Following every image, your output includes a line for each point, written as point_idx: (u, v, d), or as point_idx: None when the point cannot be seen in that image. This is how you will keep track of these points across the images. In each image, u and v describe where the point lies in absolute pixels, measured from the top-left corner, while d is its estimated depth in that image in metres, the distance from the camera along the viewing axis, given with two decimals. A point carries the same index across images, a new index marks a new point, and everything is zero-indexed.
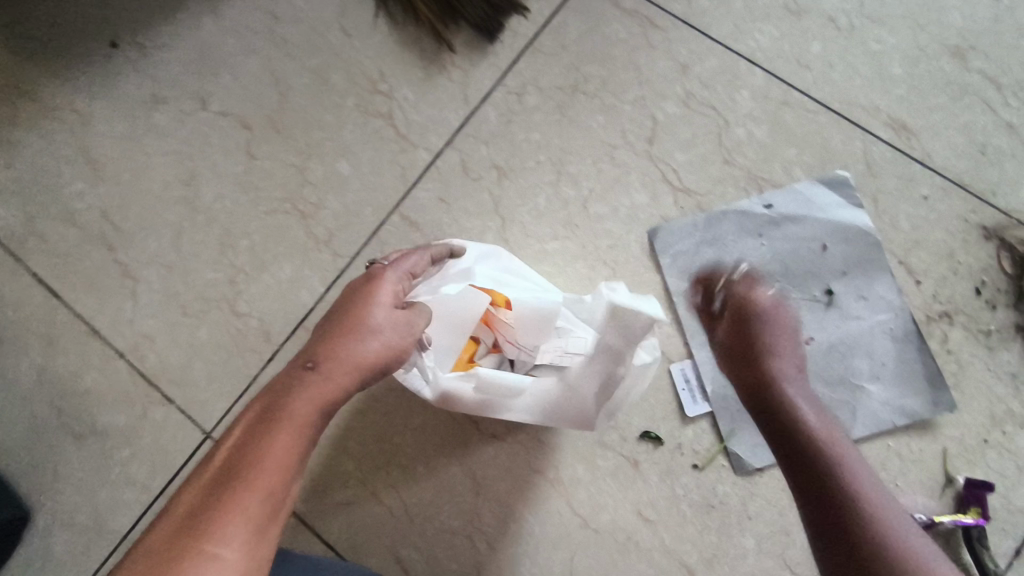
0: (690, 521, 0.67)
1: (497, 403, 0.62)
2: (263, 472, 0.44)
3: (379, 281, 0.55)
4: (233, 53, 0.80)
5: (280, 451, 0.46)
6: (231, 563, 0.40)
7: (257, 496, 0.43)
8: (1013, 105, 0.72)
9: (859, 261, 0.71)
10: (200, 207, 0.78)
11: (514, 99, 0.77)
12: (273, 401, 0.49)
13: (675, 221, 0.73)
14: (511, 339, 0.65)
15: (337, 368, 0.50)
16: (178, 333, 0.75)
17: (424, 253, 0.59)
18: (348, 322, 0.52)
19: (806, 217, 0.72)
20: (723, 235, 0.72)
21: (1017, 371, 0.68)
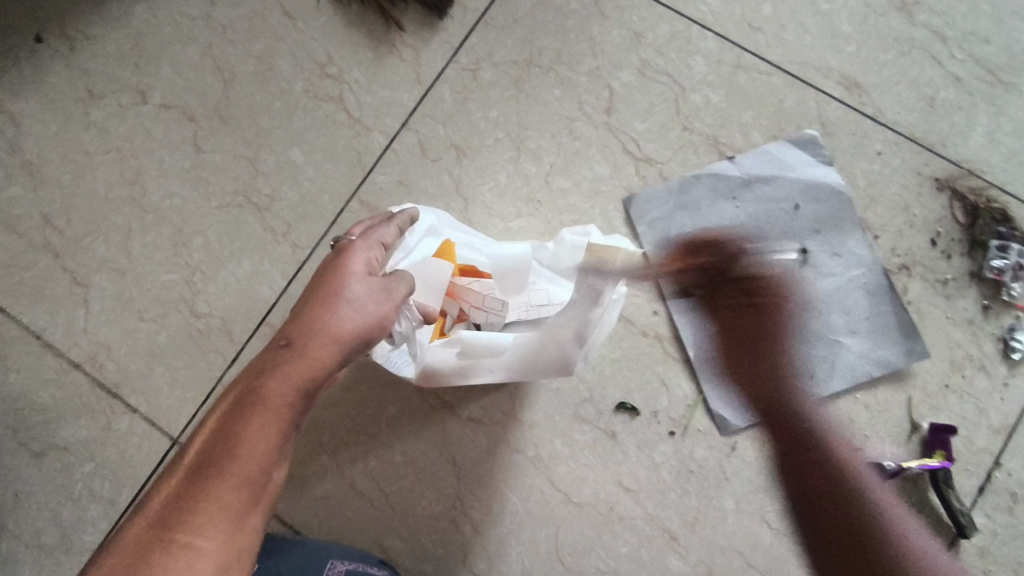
0: (671, 487, 0.68)
1: (477, 366, 0.60)
2: (241, 458, 0.43)
3: (348, 254, 0.52)
4: (171, 43, 0.77)
5: (261, 434, 0.45)
6: (210, 554, 0.40)
7: (236, 485, 0.42)
8: (958, 57, 0.73)
9: (831, 218, 0.71)
10: (149, 206, 0.74)
11: (468, 76, 0.75)
12: (247, 382, 0.47)
13: (650, 190, 0.72)
14: (477, 303, 0.63)
15: (313, 345, 0.48)
16: (136, 339, 0.72)
17: (392, 222, 0.55)
18: (322, 295, 0.50)
19: (777, 176, 0.72)
20: (696, 200, 0.72)
21: (974, 317, 0.70)
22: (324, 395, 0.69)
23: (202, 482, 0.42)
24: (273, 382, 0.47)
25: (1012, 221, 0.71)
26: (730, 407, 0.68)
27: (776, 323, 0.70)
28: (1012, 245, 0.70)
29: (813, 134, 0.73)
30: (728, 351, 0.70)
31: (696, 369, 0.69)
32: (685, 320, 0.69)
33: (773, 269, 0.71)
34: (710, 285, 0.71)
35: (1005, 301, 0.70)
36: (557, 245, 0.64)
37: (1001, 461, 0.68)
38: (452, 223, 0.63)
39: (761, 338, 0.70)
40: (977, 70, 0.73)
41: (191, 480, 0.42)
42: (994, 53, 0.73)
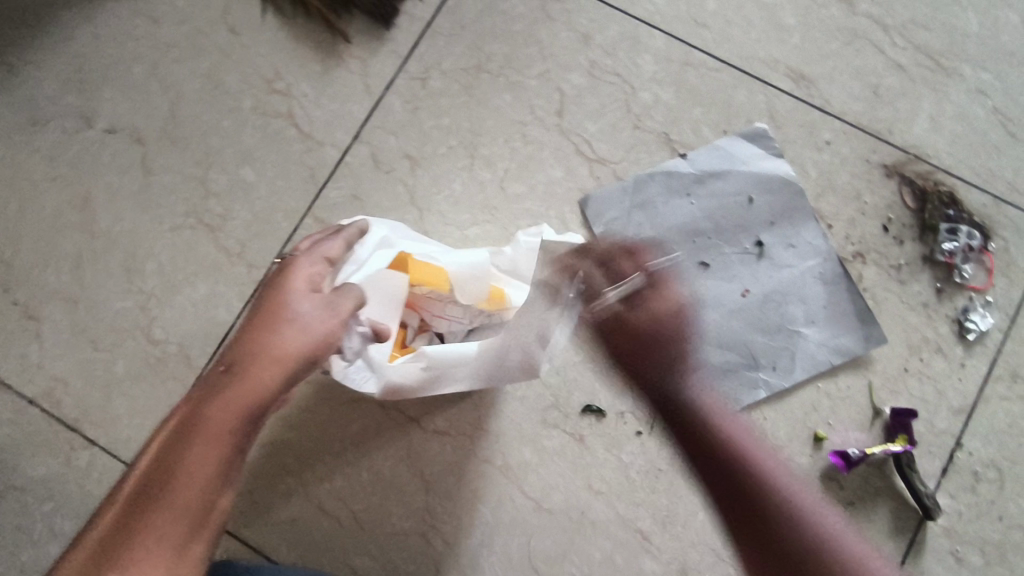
0: (640, 487, 0.68)
1: (445, 377, 0.60)
2: (184, 484, 0.46)
3: (291, 272, 0.53)
4: (114, 65, 0.75)
5: (204, 460, 0.47)
6: None
7: (177, 511, 0.45)
8: (900, 45, 0.75)
9: (785, 209, 0.72)
10: (99, 233, 0.73)
11: (418, 85, 0.75)
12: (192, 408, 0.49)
13: (605, 191, 0.72)
14: (438, 312, 0.65)
15: (255, 368, 0.50)
16: (92, 370, 0.70)
17: (337, 237, 0.56)
18: (266, 316, 0.51)
19: (730, 170, 0.72)
20: (651, 198, 0.72)
21: (928, 300, 0.71)
22: (288, 417, 0.68)
23: (144, 508, 0.45)
24: (214, 408, 0.49)
25: (959, 204, 0.72)
26: None
27: (737, 317, 0.70)
28: (961, 227, 0.71)
29: (763, 127, 0.73)
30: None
31: None
32: None
33: (732, 262, 0.71)
34: None
35: (957, 283, 0.71)
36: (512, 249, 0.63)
37: (962, 441, 0.69)
38: (407, 234, 0.63)
39: (723, 332, 0.70)
40: (919, 57, 0.74)
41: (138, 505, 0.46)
42: (934, 40, 0.75)
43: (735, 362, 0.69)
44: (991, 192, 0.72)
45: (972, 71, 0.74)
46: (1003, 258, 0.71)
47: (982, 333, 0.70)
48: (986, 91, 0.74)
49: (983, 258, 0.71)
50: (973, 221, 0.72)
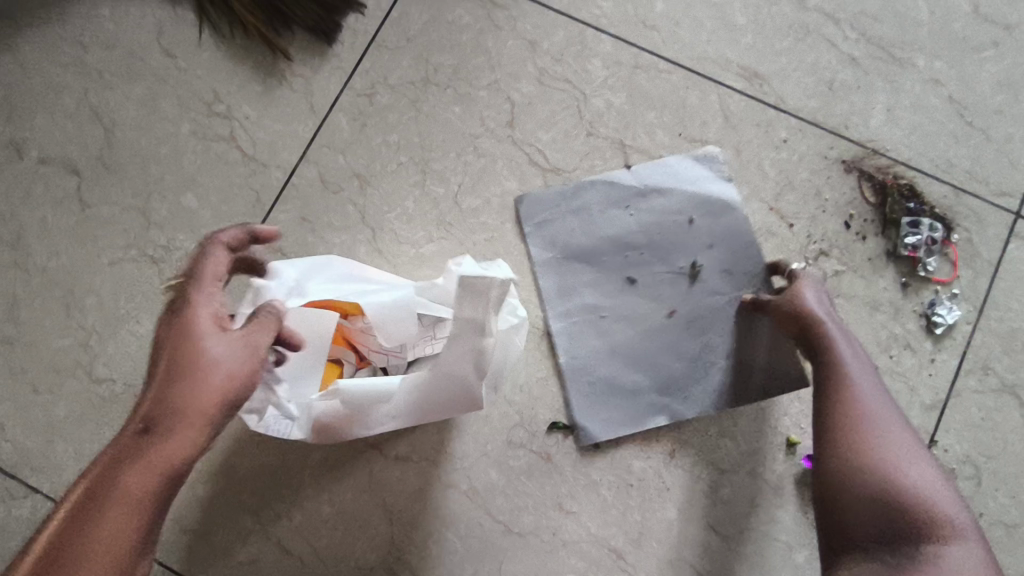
0: (612, 504, 0.66)
1: (374, 413, 0.56)
2: (95, 568, 0.40)
3: (191, 308, 0.48)
4: (44, 95, 0.72)
5: (113, 543, 0.41)
6: None
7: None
8: (852, 38, 0.74)
9: (720, 231, 0.70)
10: (34, 270, 0.70)
11: (364, 101, 0.72)
12: (100, 479, 0.43)
13: (546, 196, 0.71)
14: (375, 347, 0.61)
15: (177, 424, 0.45)
16: (32, 415, 0.67)
17: (217, 248, 0.50)
18: (177, 365, 0.46)
19: (668, 189, 0.71)
20: (587, 205, 0.70)
21: (894, 296, 0.70)
22: (241, 452, 0.65)
23: None
24: (128, 477, 0.42)
25: (920, 197, 0.71)
26: (595, 419, 0.67)
27: (652, 335, 0.68)
28: (923, 220, 0.70)
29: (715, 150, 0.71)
30: (598, 360, 0.68)
31: (565, 375, 0.67)
32: (561, 327, 0.68)
33: (654, 278, 0.69)
34: (591, 291, 0.69)
35: (922, 277, 0.70)
36: (442, 281, 0.58)
37: (936, 438, 0.68)
38: (322, 270, 0.58)
39: (637, 349, 0.68)
40: (871, 49, 0.73)
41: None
42: (885, 32, 0.74)
43: (642, 381, 0.67)
44: (951, 183, 0.71)
45: (925, 62, 0.73)
46: (967, 249, 0.70)
47: (950, 326, 0.69)
48: (940, 81, 0.73)
49: (947, 251, 0.70)
50: (934, 213, 0.71)
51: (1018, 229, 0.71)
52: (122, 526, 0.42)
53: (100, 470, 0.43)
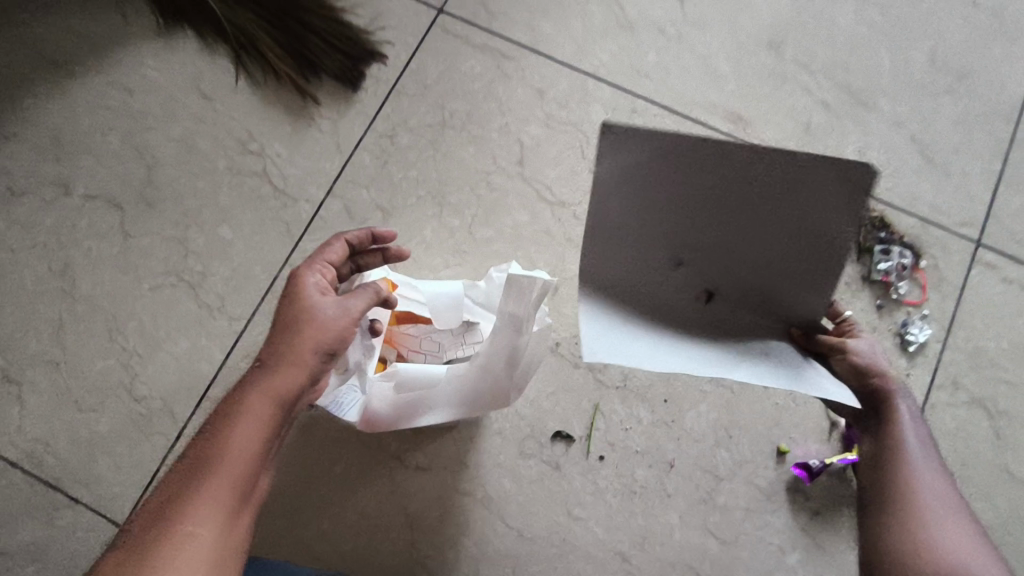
0: (617, 510, 0.71)
1: (419, 402, 0.61)
2: (224, 463, 0.47)
3: (299, 278, 0.54)
4: (90, 135, 0.79)
5: (232, 459, 0.47)
6: (203, 543, 0.44)
7: (204, 513, 0.45)
8: (824, 86, 0.82)
9: (806, 263, 0.50)
10: (79, 295, 0.75)
11: (386, 141, 0.80)
12: (228, 404, 0.50)
13: (654, 129, 0.44)
14: (414, 348, 0.66)
15: (285, 359, 0.51)
16: (76, 430, 0.72)
17: (338, 240, 0.59)
18: (288, 319, 0.52)
19: (798, 180, 0.46)
20: (688, 166, 0.46)
21: (871, 317, 0.77)
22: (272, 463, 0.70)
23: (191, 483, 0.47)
24: (252, 398, 0.49)
25: (890, 227, 0.79)
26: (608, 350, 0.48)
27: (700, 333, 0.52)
28: (893, 248, 0.78)
29: (874, 170, 0.45)
30: (634, 349, 0.47)
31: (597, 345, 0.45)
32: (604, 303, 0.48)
33: (697, 274, 0.52)
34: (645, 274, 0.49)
35: (895, 299, 0.77)
36: (484, 285, 0.65)
37: None
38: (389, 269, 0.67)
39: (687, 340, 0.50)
40: (842, 96, 0.82)
41: (172, 499, 0.46)
42: (854, 81, 0.82)
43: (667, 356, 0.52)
44: (918, 214, 0.79)
45: (890, 107, 0.82)
46: (934, 274, 0.78)
47: (922, 343, 0.76)
48: (905, 124, 0.82)
49: (916, 275, 0.78)
50: (904, 242, 0.78)
51: (979, 255, 0.78)
52: (242, 444, 0.48)
53: (230, 394, 0.51)
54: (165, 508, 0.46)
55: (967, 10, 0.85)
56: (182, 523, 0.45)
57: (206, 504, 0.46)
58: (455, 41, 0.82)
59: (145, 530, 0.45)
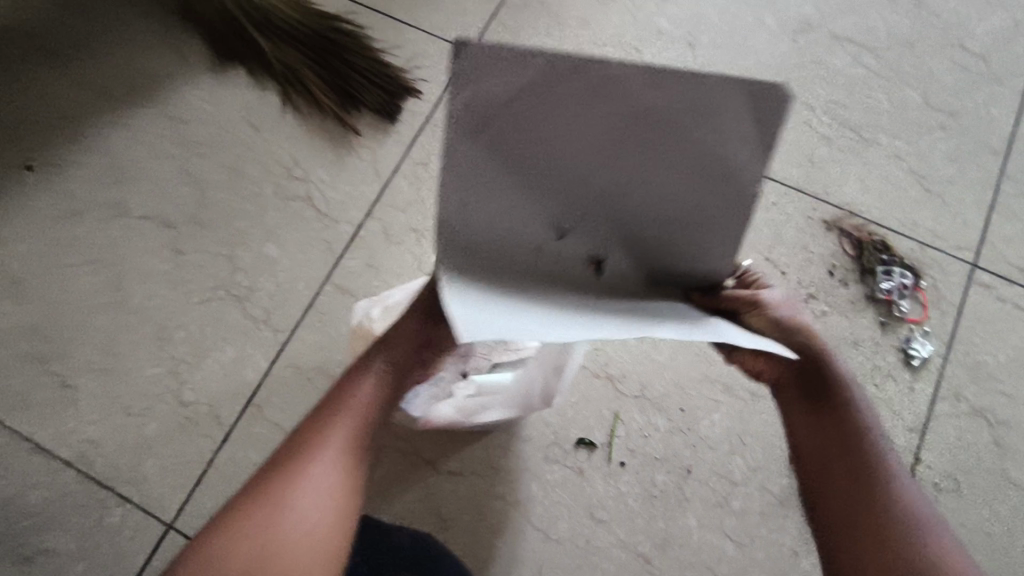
0: (638, 513, 0.74)
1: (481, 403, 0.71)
2: (346, 415, 0.56)
3: None
4: (149, 161, 0.86)
5: (355, 417, 0.56)
6: (324, 470, 0.53)
7: (330, 454, 0.54)
8: (825, 121, 0.89)
9: (716, 214, 0.38)
10: (134, 307, 0.81)
11: (421, 168, 0.86)
12: (353, 372, 0.59)
13: (512, 49, 0.29)
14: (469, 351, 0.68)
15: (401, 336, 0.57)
16: (126, 432, 0.77)
17: None
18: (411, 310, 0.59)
19: (708, 109, 0.33)
20: (560, 94, 0.32)
21: (875, 333, 0.81)
22: None
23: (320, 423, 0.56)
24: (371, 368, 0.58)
25: (891, 249, 0.84)
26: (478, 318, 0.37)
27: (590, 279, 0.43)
28: (894, 268, 0.83)
29: (788, 96, 0.32)
30: (523, 322, 0.36)
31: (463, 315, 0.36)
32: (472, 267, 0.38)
33: (586, 236, 0.41)
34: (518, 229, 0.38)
35: (898, 317, 0.82)
36: None
37: (919, 455, 0.78)
38: None
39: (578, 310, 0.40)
40: (842, 130, 0.89)
41: (306, 435, 0.56)
42: (852, 117, 0.89)
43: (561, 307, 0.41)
44: (916, 238, 0.85)
45: (887, 140, 0.89)
46: (934, 293, 0.83)
47: (924, 358, 0.80)
48: (900, 155, 0.88)
49: (917, 294, 0.83)
50: (904, 263, 0.84)
51: (975, 276, 0.83)
52: (362, 406, 0.56)
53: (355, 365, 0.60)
54: (300, 446, 0.55)
55: (955, 54, 0.92)
56: (314, 459, 0.54)
57: (334, 447, 0.54)
58: None
59: (283, 462, 0.54)
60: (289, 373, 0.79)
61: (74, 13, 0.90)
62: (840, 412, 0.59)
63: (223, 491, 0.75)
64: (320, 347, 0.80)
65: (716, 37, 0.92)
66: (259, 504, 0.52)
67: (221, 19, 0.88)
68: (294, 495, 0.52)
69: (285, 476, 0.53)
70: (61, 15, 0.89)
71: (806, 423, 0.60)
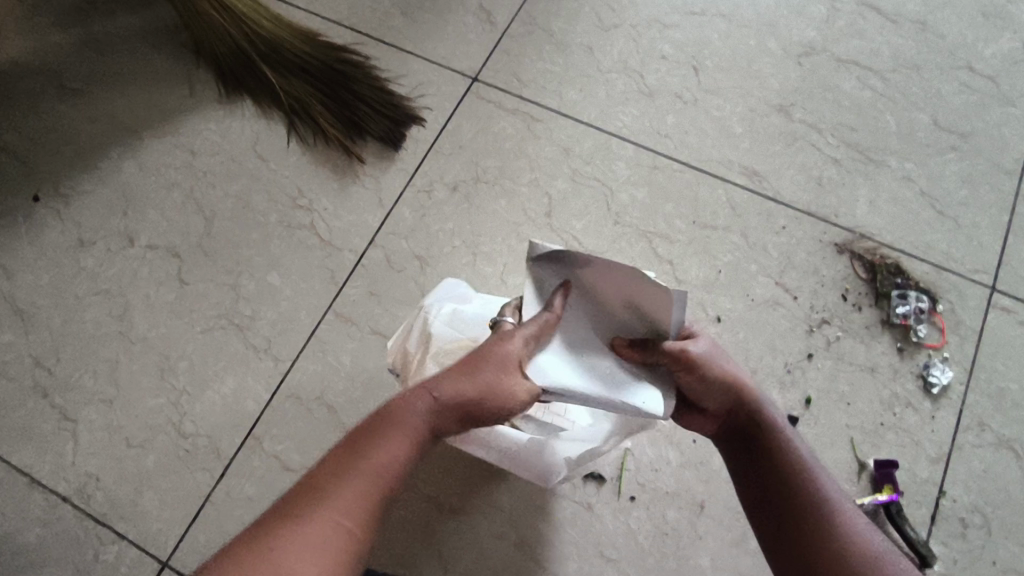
0: (649, 551, 0.71)
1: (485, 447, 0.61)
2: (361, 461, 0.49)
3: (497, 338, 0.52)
4: (155, 191, 0.86)
5: (383, 471, 0.49)
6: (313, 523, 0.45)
7: (344, 518, 0.46)
8: (833, 144, 0.88)
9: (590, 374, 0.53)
10: (136, 337, 0.80)
11: (424, 196, 0.86)
12: (384, 414, 0.51)
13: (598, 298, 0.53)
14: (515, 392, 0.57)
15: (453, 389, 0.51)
16: (125, 466, 0.75)
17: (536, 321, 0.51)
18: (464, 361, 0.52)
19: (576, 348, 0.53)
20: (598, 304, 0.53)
21: (892, 360, 0.79)
22: None
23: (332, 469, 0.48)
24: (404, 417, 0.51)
25: (906, 273, 0.82)
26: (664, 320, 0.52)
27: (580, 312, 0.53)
28: (910, 293, 0.81)
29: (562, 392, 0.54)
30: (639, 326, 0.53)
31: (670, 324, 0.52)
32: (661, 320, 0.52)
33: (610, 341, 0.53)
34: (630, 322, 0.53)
35: (916, 342, 0.79)
36: None
37: (944, 489, 0.74)
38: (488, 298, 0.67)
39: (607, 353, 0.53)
40: (851, 152, 0.88)
41: (318, 479, 0.48)
42: (860, 140, 0.88)
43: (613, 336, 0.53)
44: (932, 261, 0.83)
45: (898, 162, 0.87)
46: (952, 317, 0.80)
47: (945, 385, 0.78)
48: (912, 177, 0.86)
49: (935, 319, 0.80)
50: (920, 287, 0.81)
51: (995, 300, 0.81)
52: (394, 459, 0.49)
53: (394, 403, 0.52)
54: (311, 495, 0.47)
55: (964, 75, 0.91)
56: (328, 519, 0.46)
57: (350, 510, 0.46)
58: (488, 106, 0.90)
59: (289, 512, 0.46)
60: (290, 405, 0.77)
61: (86, 46, 0.91)
62: (763, 437, 0.56)
63: (221, 527, 0.73)
64: (322, 378, 0.78)
65: (721, 61, 0.92)
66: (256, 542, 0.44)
67: (228, 49, 0.88)
68: (291, 558, 0.43)
69: (289, 530, 0.45)
70: (74, 50, 0.91)
71: (739, 473, 0.57)
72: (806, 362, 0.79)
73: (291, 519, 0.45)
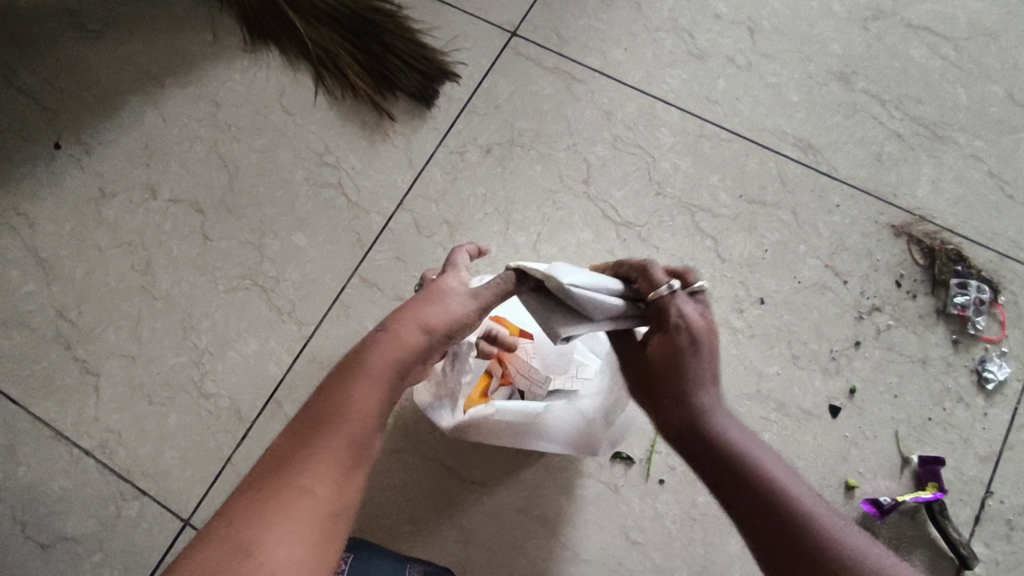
0: (676, 536, 0.69)
1: (517, 433, 0.64)
2: (330, 422, 0.46)
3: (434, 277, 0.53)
4: (178, 142, 0.83)
5: (352, 426, 0.46)
6: (285, 499, 0.42)
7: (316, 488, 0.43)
8: (897, 117, 0.82)
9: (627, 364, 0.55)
10: (159, 293, 0.78)
11: (457, 157, 0.81)
12: (350, 363, 0.49)
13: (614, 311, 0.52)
14: (522, 371, 0.67)
15: (409, 327, 0.49)
16: (147, 423, 0.74)
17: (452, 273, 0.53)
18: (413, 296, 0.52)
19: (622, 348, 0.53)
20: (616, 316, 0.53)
21: (945, 351, 0.74)
22: None
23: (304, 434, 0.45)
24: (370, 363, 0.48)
25: (967, 260, 0.76)
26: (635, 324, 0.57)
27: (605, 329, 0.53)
28: (971, 281, 0.75)
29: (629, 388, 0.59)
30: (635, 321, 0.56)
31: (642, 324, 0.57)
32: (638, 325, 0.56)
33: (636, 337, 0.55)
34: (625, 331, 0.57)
35: (972, 334, 0.74)
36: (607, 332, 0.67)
37: (991, 490, 0.70)
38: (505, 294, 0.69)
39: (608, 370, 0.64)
40: (915, 127, 0.81)
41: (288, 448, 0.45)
42: (927, 114, 0.82)
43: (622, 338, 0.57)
44: (996, 249, 0.77)
45: (966, 140, 0.81)
46: (1014, 310, 0.75)
47: (1001, 382, 0.73)
48: (980, 156, 0.80)
49: (995, 311, 0.75)
50: (981, 276, 0.76)
51: None
52: (362, 410, 0.47)
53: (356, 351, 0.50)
54: (272, 472, 0.44)
55: None
56: (292, 492, 0.42)
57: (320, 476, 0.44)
58: (526, 63, 0.84)
59: (249, 494, 0.43)
60: (313, 370, 0.75)
61: None
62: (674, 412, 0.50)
63: None
64: (344, 344, 0.76)
65: (779, 22, 0.85)
66: (231, 525, 0.41)
67: None
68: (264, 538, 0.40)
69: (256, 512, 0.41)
70: None
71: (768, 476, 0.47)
72: (852, 350, 0.75)
73: (257, 497, 0.42)
